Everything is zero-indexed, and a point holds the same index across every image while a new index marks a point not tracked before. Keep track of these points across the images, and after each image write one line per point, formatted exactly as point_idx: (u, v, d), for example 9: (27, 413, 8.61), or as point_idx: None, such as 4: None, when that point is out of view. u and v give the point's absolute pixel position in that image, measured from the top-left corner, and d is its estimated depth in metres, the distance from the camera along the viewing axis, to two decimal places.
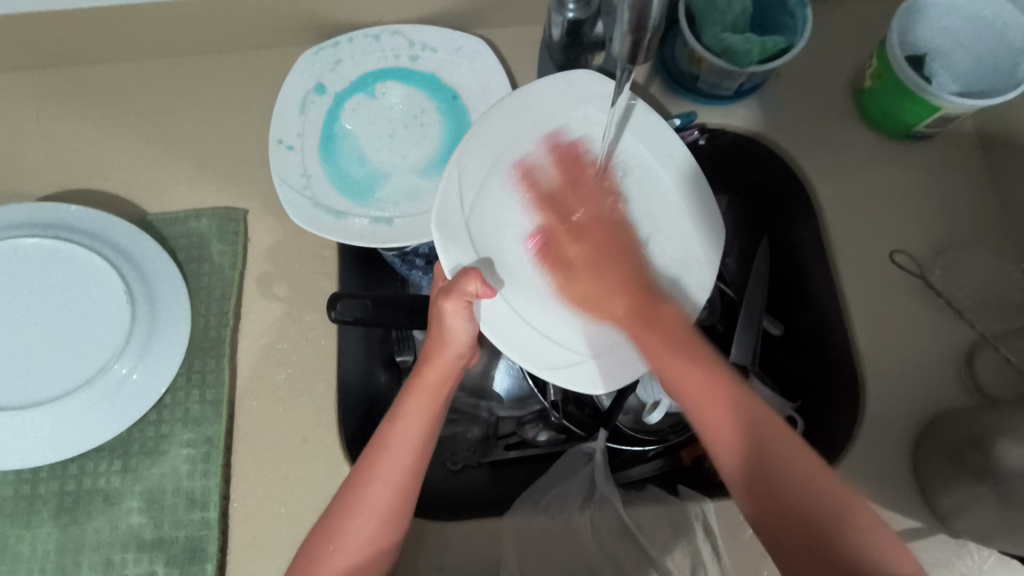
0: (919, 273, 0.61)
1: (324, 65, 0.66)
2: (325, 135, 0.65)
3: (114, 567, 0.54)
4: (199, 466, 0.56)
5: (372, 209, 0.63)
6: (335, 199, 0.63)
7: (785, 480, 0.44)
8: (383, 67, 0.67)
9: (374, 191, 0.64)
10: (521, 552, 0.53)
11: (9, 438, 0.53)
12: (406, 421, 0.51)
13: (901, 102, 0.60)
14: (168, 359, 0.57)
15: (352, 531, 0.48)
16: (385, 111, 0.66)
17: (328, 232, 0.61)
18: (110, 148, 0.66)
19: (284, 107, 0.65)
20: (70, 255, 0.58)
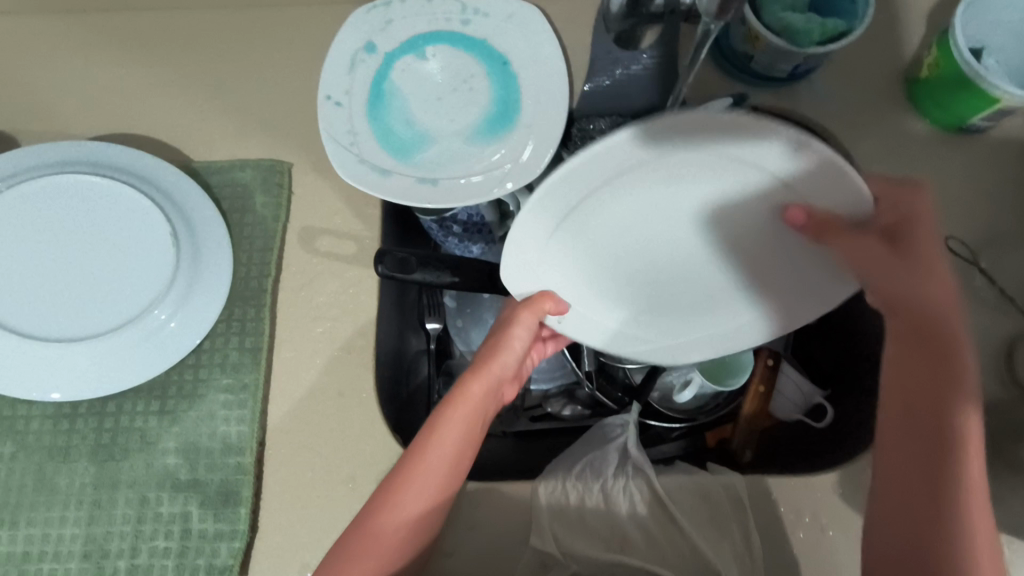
0: (970, 259, 0.61)
1: (376, 23, 0.66)
2: (373, 94, 0.65)
3: (148, 505, 0.54)
4: (236, 411, 0.56)
5: (416, 168, 0.62)
6: (380, 157, 0.62)
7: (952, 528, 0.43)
8: (434, 29, 0.66)
9: (420, 151, 0.63)
10: (553, 516, 0.54)
11: (50, 370, 0.54)
12: (445, 432, 0.50)
13: (957, 93, 0.60)
14: (207, 309, 0.57)
15: (395, 513, 0.49)
16: (433, 74, 0.66)
17: (373, 188, 0.61)
18: (157, 95, 0.66)
19: (335, 63, 0.64)
20: (118, 196, 0.58)
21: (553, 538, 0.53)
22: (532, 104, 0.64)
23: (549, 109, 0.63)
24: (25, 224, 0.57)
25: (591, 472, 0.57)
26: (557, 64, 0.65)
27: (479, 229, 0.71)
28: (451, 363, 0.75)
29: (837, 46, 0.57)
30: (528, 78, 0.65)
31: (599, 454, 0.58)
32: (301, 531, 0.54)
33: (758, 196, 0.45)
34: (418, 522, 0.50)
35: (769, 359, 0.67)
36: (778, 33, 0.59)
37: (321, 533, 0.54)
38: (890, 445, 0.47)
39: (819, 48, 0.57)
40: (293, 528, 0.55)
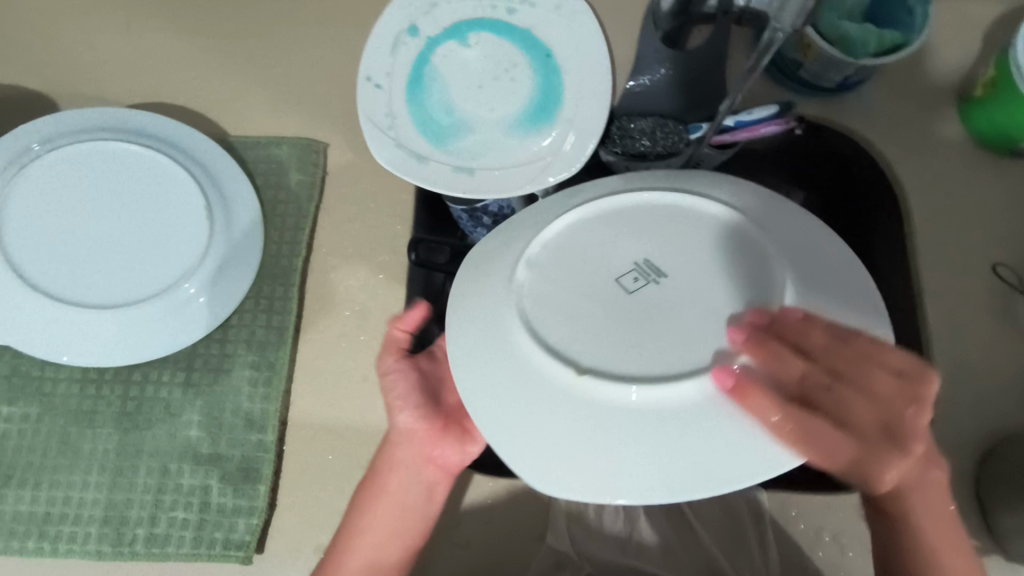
0: (1018, 285, 0.60)
1: (421, 8, 0.65)
2: (413, 78, 0.64)
3: (168, 476, 0.54)
4: (260, 389, 0.57)
5: (452, 155, 0.61)
6: (417, 142, 0.61)
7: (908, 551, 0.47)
8: (478, 16, 0.66)
9: (456, 138, 0.62)
10: (570, 518, 0.53)
11: (76, 334, 0.54)
12: (375, 484, 0.53)
13: (1011, 113, 0.58)
14: (237, 285, 0.57)
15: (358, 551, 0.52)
16: (474, 60, 0.65)
17: (409, 173, 0.60)
18: (196, 66, 0.66)
19: (377, 45, 0.64)
20: (159, 167, 0.58)
21: (569, 539, 0.53)
22: (574, 97, 0.63)
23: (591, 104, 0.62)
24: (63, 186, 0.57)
25: None
26: (602, 59, 0.64)
27: None
28: None
29: (891, 60, 0.56)
30: (571, 71, 0.64)
31: None
32: (319, 513, 0.54)
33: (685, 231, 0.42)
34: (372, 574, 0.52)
35: None
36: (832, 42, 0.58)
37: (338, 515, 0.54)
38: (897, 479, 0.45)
39: (872, 61, 0.56)
40: (311, 508, 0.55)
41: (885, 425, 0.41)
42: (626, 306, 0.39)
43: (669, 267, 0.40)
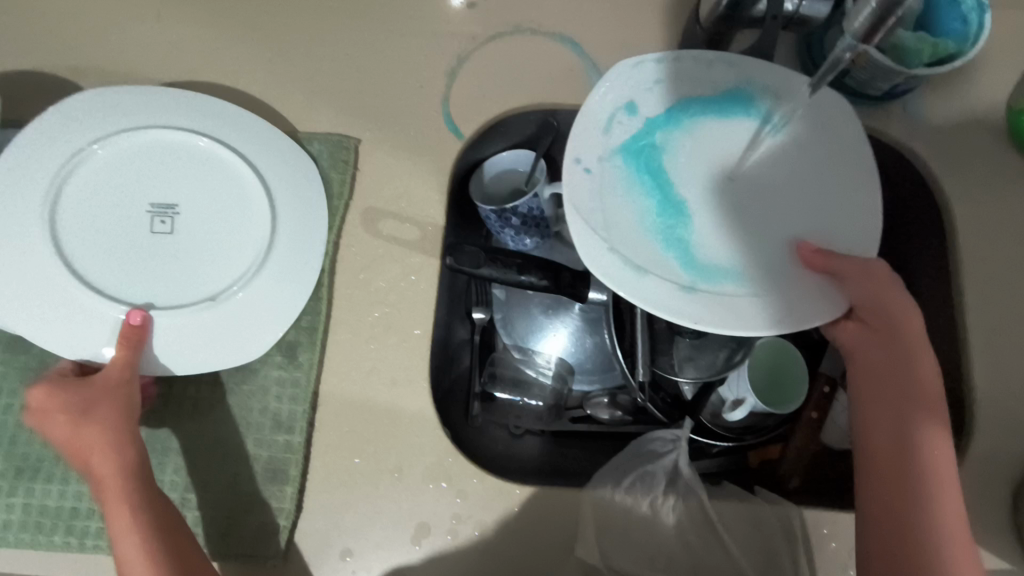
0: None
1: (630, 87, 0.58)
2: (621, 173, 0.56)
3: (195, 476, 0.54)
4: (288, 389, 0.56)
5: (646, 262, 0.53)
6: (619, 245, 0.53)
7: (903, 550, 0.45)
8: (706, 94, 0.59)
9: (651, 245, 0.54)
10: (600, 533, 0.53)
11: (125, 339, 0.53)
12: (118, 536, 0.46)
13: None
14: (281, 292, 0.56)
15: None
16: (767, 152, 0.57)
17: (622, 286, 0.51)
18: (226, 57, 0.65)
19: (584, 129, 0.57)
20: (206, 171, 0.57)
21: (600, 552, 0.52)
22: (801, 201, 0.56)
23: (863, 201, 0.55)
24: (114, 174, 0.56)
25: (640, 487, 0.55)
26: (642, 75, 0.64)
27: (536, 224, 0.71)
28: (495, 356, 0.75)
29: (948, 68, 0.54)
30: (847, 169, 0.56)
31: (649, 469, 0.56)
32: (342, 514, 0.54)
33: (270, 215, 0.56)
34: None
35: (826, 386, 0.65)
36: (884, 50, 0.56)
37: (362, 520, 0.54)
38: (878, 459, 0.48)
39: (927, 70, 0.55)
40: (335, 511, 0.54)
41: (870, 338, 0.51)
42: (149, 244, 0.55)
43: (188, 213, 0.56)
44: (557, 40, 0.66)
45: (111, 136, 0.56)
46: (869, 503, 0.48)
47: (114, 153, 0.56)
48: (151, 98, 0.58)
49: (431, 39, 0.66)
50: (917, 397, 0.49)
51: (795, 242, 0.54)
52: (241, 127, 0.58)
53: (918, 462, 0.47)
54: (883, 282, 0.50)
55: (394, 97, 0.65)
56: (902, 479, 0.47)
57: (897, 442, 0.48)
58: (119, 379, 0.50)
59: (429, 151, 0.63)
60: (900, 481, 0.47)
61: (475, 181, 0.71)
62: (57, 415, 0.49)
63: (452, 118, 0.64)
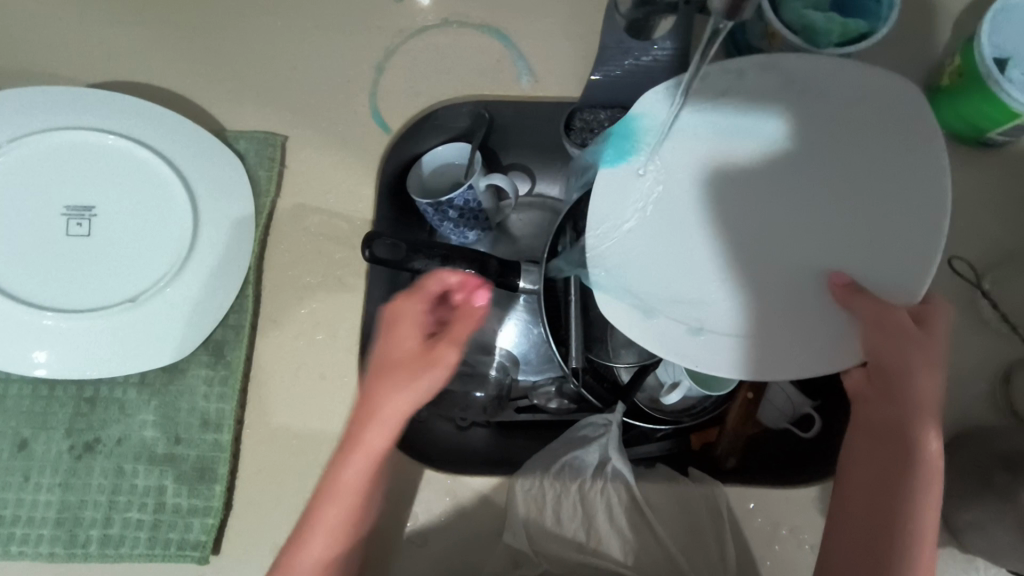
0: (975, 280, 0.57)
1: (672, 103, 0.52)
2: (650, 200, 0.51)
3: (123, 477, 0.54)
4: (216, 388, 0.56)
5: (655, 302, 0.49)
6: (633, 285, 0.50)
7: None
8: (740, 105, 0.52)
9: (670, 282, 0.50)
10: (529, 517, 0.54)
11: (53, 344, 0.53)
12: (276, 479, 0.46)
13: (976, 102, 0.56)
14: (205, 290, 0.56)
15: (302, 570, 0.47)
16: (794, 166, 0.51)
17: (626, 329, 0.49)
18: (151, 56, 0.65)
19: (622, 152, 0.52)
20: (125, 171, 0.57)
21: (527, 536, 0.53)
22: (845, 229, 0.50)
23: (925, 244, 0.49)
24: (28, 177, 0.56)
25: (569, 470, 0.55)
26: (569, 68, 0.65)
27: (475, 217, 0.70)
28: None
29: (857, 49, 0.54)
30: (914, 203, 0.49)
31: (578, 451, 0.57)
32: (274, 510, 0.54)
33: (191, 213, 0.56)
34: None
35: None
36: (796, 31, 0.56)
37: (293, 514, 0.54)
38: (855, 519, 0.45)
39: (837, 50, 0.55)
40: (267, 507, 0.54)
41: (876, 389, 0.47)
42: (69, 247, 0.55)
43: (107, 214, 0.56)
44: (487, 31, 0.66)
45: (24, 138, 0.56)
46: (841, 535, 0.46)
47: (28, 156, 0.56)
48: (64, 99, 0.57)
49: (358, 32, 0.66)
50: (918, 444, 0.45)
51: (829, 275, 0.49)
52: (159, 126, 0.58)
53: (900, 506, 0.44)
54: (908, 341, 0.46)
55: (321, 94, 0.64)
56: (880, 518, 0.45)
57: (874, 504, 0.45)
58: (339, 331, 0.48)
59: (357, 146, 0.63)
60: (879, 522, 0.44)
61: (413, 176, 0.69)
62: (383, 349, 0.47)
63: (381, 114, 0.64)
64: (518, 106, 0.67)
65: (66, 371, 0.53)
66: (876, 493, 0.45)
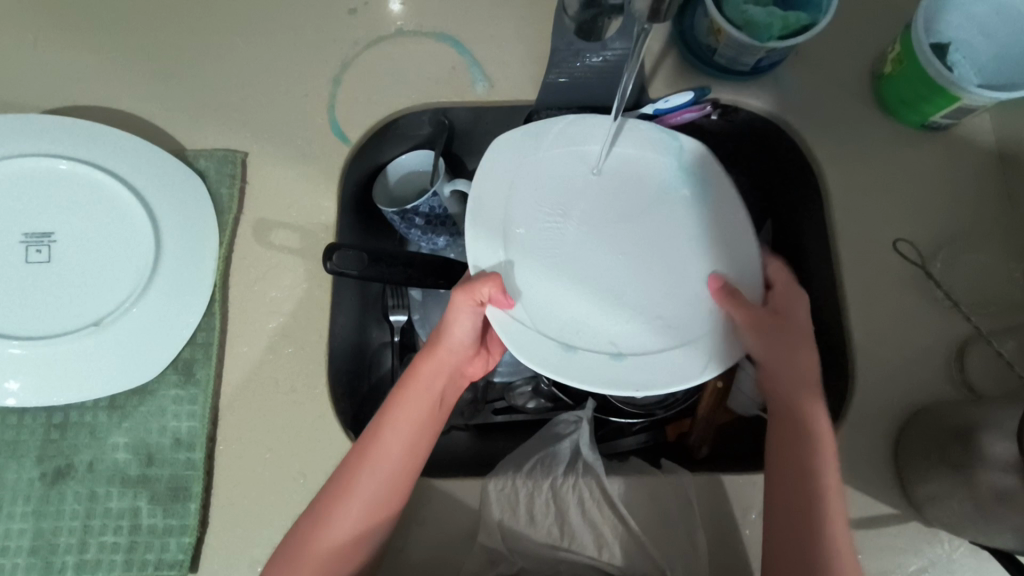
0: (919, 263, 0.59)
1: (515, 159, 0.57)
2: (521, 244, 0.56)
3: (96, 501, 0.54)
4: (186, 407, 0.56)
5: (560, 332, 0.53)
6: (536, 320, 0.53)
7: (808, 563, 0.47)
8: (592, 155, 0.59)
9: (568, 315, 0.54)
10: (503, 514, 0.54)
11: (18, 371, 0.53)
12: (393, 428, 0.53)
13: (917, 88, 0.58)
14: (170, 309, 0.56)
15: (330, 533, 0.50)
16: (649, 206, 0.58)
17: (546, 367, 0.51)
18: (106, 79, 0.65)
19: (480, 210, 0.55)
20: (82, 196, 0.57)
21: (501, 535, 0.53)
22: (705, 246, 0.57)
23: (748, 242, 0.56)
24: None
25: (540, 470, 0.58)
26: (523, 70, 0.66)
27: (442, 222, 0.70)
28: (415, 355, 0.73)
29: (798, 40, 0.55)
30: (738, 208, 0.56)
31: (549, 451, 0.60)
32: (250, 525, 0.54)
33: (151, 233, 0.56)
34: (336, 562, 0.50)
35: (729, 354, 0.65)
36: (739, 26, 0.58)
37: (268, 528, 0.54)
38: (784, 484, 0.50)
39: (779, 42, 0.56)
40: (243, 522, 0.55)
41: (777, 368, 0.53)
42: (28, 274, 0.55)
43: (66, 240, 0.56)
44: (442, 39, 0.67)
45: None
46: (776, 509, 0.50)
47: None
48: (17, 127, 0.57)
49: (313, 46, 0.66)
50: (806, 408, 0.51)
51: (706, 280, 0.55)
52: (115, 149, 0.58)
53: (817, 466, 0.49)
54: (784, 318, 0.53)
55: (279, 109, 0.65)
56: (800, 486, 0.49)
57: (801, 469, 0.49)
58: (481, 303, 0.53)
59: (317, 159, 0.64)
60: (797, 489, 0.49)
61: (380, 185, 0.70)
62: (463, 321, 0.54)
63: (340, 125, 0.65)
64: (477, 111, 0.67)
65: (32, 398, 0.53)
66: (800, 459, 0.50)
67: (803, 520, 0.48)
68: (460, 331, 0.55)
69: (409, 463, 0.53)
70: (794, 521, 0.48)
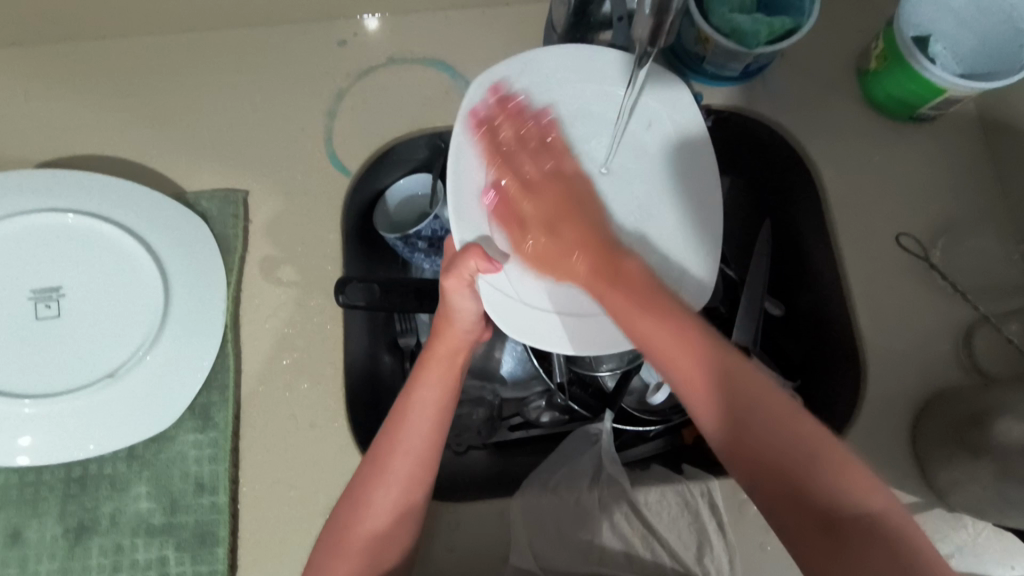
0: (921, 254, 0.60)
1: (476, 113, 0.54)
2: (507, 222, 0.53)
3: (122, 553, 0.54)
4: (207, 451, 0.56)
5: (541, 300, 0.53)
6: (520, 292, 0.52)
7: (772, 439, 0.42)
8: (545, 98, 0.55)
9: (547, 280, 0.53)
10: (532, 530, 0.55)
11: (36, 428, 0.53)
12: (423, 393, 0.53)
13: (905, 83, 0.60)
14: (184, 353, 0.56)
15: (372, 509, 0.50)
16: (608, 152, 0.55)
17: (538, 340, 0.52)
18: (100, 127, 0.65)
19: (461, 194, 0.52)
20: (87, 247, 0.57)
21: (534, 554, 0.54)
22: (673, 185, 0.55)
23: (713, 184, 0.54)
24: None
25: (566, 484, 0.58)
26: None
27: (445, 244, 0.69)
28: None
29: (786, 45, 0.57)
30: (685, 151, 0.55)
31: (574, 463, 0.61)
32: (282, 565, 0.54)
33: (158, 280, 0.56)
34: (385, 538, 0.50)
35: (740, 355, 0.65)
36: (727, 34, 0.59)
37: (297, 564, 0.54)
38: (707, 379, 0.44)
39: (767, 48, 0.57)
40: (272, 565, 0.54)
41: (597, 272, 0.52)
42: (39, 330, 0.55)
43: (74, 293, 0.56)
44: (433, 64, 0.68)
45: None
46: (753, 471, 0.42)
47: None
48: (14, 183, 0.57)
49: (306, 79, 0.67)
50: (665, 313, 0.48)
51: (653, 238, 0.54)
52: (116, 198, 0.58)
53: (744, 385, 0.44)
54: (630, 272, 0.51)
55: (277, 145, 0.65)
56: (782, 469, 0.41)
57: (713, 372, 0.44)
58: (471, 280, 0.51)
59: (319, 192, 0.64)
60: (779, 461, 0.41)
61: (379, 212, 0.70)
62: (460, 296, 0.52)
63: (338, 158, 0.65)
64: None
65: (52, 453, 0.53)
66: (705, 362, 0.45)
67: (781, 459, 0.41)
68: (462, 309, 0.53)
69: (441, 436, 0.52)
70: (759, 447, 0.42)
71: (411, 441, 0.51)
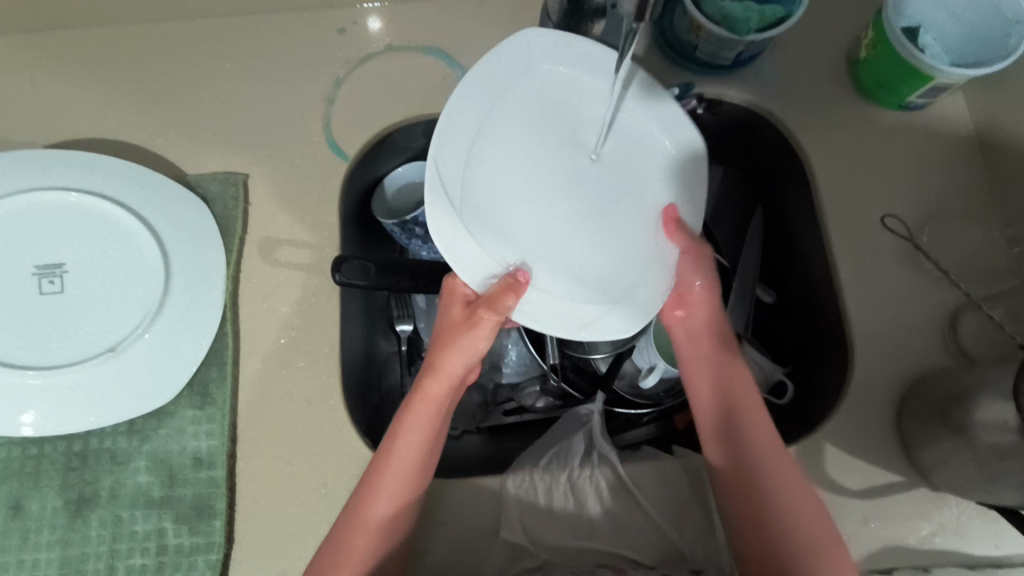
0: (907, 236, 0.61)
1: (481, 87, 0.54)
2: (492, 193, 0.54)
3: (122, 525, 0.55)
4: (204, 426, 0.57)
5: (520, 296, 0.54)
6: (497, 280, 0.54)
7: (753, 479, 0.51)
8: (551, 80, 0.56)
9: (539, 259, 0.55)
10: (522, 506, 0.56)
11: (40, 398, 0.54)
12: (411, 428, 0.53)
13: (893, 71, 0.61)
14: (184, 329, 0.57)
15: (363, 535, 0.50)
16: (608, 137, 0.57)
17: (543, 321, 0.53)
18: (103, 111, 0.66)
19: (448, 151, 0.52)
20: (91, 226, 0.58)
21: (522, 529, 0.54)
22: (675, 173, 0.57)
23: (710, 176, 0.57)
24: None
25: (557, 463, 0.59)
26: None
27: None
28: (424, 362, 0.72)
29: (776, 32, 0.57)
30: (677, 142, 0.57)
31: (564, 445, 0.61)
32: (276, 539, 0.55)
33: (160, 256, 0.57)
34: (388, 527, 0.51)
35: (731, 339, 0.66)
36: (718, 21, 0.60)
37: (291, 536, 0.55)
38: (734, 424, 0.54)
39: (758, 34, 0.58)
40: (268, 537, 0.55)
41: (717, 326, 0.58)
42: (44, 302, 0.56)
43: (77, 269, 0.57)
44: (429, 52, 0.69)
45: None
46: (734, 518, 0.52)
47: None
48: (20, 164, 0.58)
49: (305, 65, 0.68)
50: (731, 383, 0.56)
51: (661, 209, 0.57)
52: (120, 180, 0.59)
53: (755, 423, 0.54)
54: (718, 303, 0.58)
55: (276, 130, 0.66)
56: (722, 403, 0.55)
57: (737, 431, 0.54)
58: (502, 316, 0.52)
59: (317, 175, 0.65)
60: (745, 441, 0.53)
61: (377, 198, 0.71)
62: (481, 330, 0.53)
63: (336, 142, 0.66)
64: None
65: (55, 423, 0.54)
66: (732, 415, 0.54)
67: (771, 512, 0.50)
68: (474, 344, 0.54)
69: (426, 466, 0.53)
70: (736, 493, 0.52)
71: (394, 475, 0.51)
